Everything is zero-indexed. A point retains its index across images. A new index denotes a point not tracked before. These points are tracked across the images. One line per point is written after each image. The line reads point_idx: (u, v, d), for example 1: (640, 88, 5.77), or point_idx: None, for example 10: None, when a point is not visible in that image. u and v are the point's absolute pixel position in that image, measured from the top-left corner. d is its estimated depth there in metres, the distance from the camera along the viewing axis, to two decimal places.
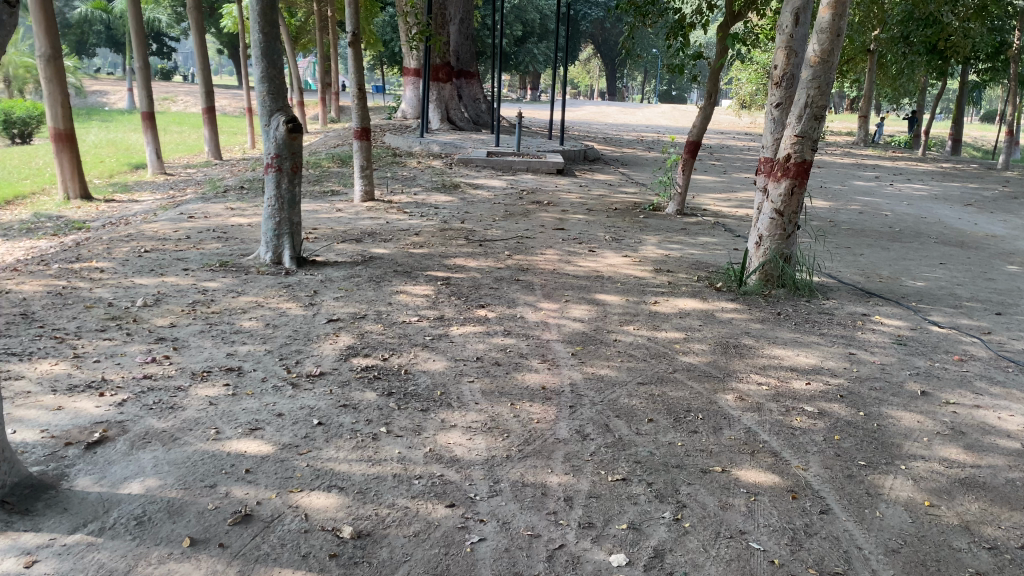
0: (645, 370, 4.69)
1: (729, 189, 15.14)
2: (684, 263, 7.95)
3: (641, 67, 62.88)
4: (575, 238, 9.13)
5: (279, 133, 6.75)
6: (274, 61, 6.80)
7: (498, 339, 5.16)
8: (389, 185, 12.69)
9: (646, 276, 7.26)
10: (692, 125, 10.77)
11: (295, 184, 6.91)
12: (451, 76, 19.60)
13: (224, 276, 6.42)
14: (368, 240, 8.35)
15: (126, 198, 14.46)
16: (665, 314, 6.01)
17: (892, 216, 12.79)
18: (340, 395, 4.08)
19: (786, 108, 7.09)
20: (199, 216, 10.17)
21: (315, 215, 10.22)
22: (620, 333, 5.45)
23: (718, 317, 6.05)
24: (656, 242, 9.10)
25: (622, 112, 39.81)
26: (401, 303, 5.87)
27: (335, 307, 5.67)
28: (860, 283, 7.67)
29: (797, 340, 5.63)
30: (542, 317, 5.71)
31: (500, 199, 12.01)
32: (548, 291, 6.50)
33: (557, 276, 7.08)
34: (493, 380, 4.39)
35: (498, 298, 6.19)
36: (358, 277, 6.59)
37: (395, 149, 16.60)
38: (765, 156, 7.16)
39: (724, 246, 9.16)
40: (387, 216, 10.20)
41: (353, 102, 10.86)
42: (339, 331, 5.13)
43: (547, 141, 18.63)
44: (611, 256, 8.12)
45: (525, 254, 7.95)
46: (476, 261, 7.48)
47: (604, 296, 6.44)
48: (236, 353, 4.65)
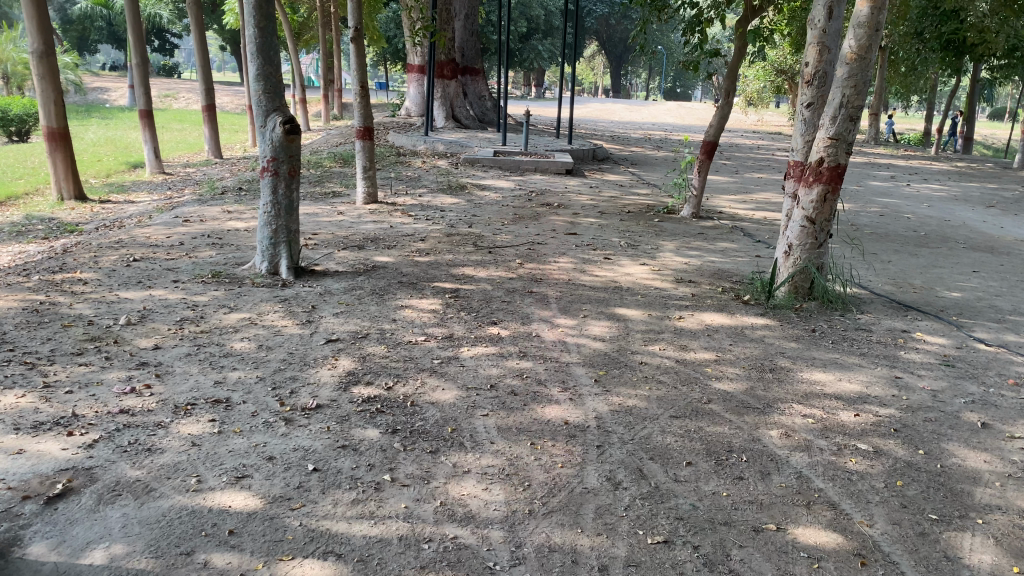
0: (676, 401, 4.24)
1: (744, 190, 14.67)
2: (705, 273, 7.49)
3: (646, 64, 62.35)
4: (589, 244, 8.67)
5: (275, 135, 6.32)
6: (270, 58, 6.35)
7: (512, 362, 4.71)
8: (393, 186, 12.24)
9: (667, 287, 6.81)
10: (709, 124, 10.30)
11: (293, 189, 6.48)
12: (457, 73, 19.10)
13: (216, 288, 5.98)
14: (371, 246, 7.90)
15: (122, 199, 14.03)
16: (690, 331, 5.56)
17: (915, 219, 12.29)
18: (339, 433, 3.65)
19: (818, 109, 6.62)
20: (195, 219, 9.73)
21: (315, 219, 9.77)
22: (645, 354, 5.00)
23: (749, 334, 5.59)
24: (673, 248, 8.64)
25: (628, 109, 39.32)
26: (407, 320, 5.43)
27: (335, 325, 5.22)
28: (894, 293, 7.18)
29: (837, 362, 5.17)
30: (559, 336, 5.26)
31: (508, 201, 11.55)
32: (564, 305, 6.05)
33: (572, 287, 6.63)
34: (510, 413, 3.95)
35: (510, 313, 5.74)
36: (360, 289, 6.15)
37: (399, 148, 16.14)
38: (795, 159, 6.71)
39: (745, 253, 8.70)
40: (390, 220, 9.75)
41: (355, 100, 10.40)
42: (338, 354, 4.69)
43: (555, 140, 18.18)
44: (627, 265, 7.66)
45: (537, 262, 7.50)
46: (486, 270, 7.03)
47: (624, 310, 5.99)
48: (224, 381, 4.22)
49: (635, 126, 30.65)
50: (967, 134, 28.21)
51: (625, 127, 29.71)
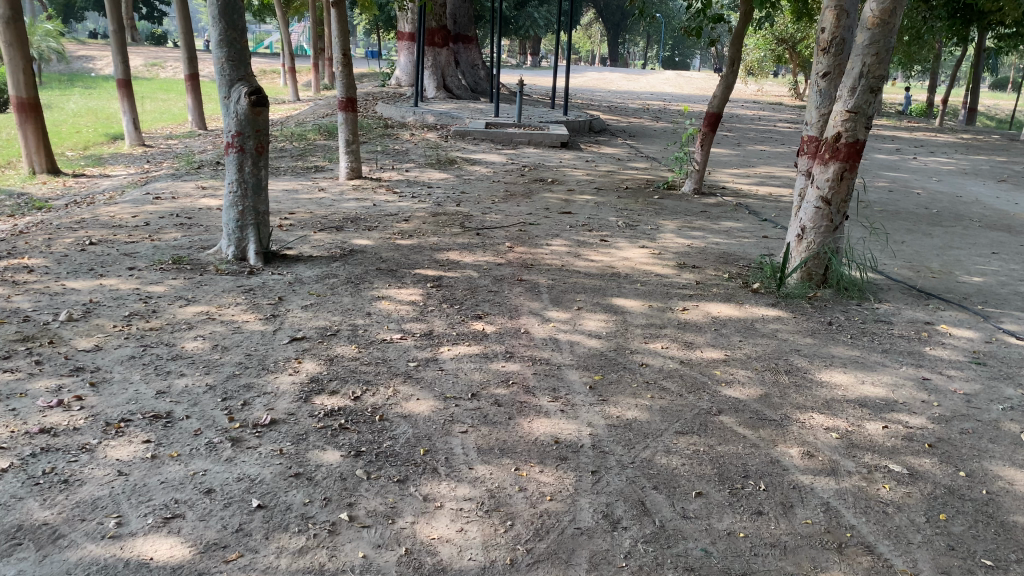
0: (682, 412, 3.74)
1: (745, 164, 14.11)
2: (709, 256, 6.98)
3: (643, 33, 61.28)
4: (585, 224, 8.14)
5: (240, 107, 5.74)
6: (234, 21, 5.75)
7: (498, 365, 4.20)
8: (379, 161, 11.67)
9: (668, 273, 6.29)
10: (712, 95, 9.74)
11: (261, 167, 5.93)
12: (449, 41, 18.42)
13: (174, 276, 5.45)
14: (351, 227, 7.36)
15: (97, 172, 13.43)
16: (695, 326, 5.05)
17: (925, 195, 11.75)
18: (292, 457, 3.14)
19: (835, 79, 6.06)
20: (166, 196, 9.16)
21: (295, 196, 9.21)
22: (647, 354, 4.49)
23: (759, 329, 5.08)
24: (675, 229, 8.12)
25: (624, 79, 38.55)
26: (382, 314, 4.91)
27: (302, 320, 4.70)
28: (913, 278, 6.66)
29: (858, 361, 4.68)
30: (551, 332, 4.75)
31: (500, 176, 10.99)
32: (557, 294, 5.54)
33: (566, 274, 6.11)
34: (493, 429, 3.44)
35: (498, 306, 5.23)
36: (334, 277, 5.63)
37: (387, 119, 15.51)
38: (810, 134, 6.19)
39: (751, 234, 8.19)
40: (374, 198, 9.19)
41: (338, 70, 9.80)
42: (301, 356, 4.17)
43: (549, 111, 17.55)
44: (626, 248, 7.13)
45: (529, 246, 6.98)
46: (473, 254, 6.51)
47: (622, 301, 5.48)
48: (168, 390, 3.70)
49: (632, 96, 29.97)
50: (970, 105, 27.57)
51: (621, 97, 29.04)
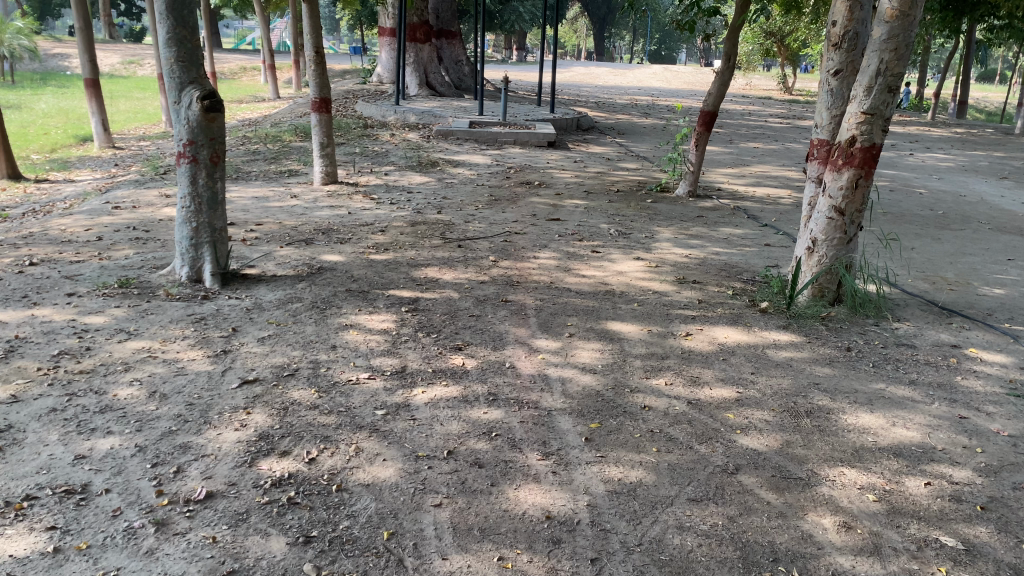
0: (695, 471, 3.20)
1: (740, 162, 13.62)
2: (710, 269, 6.45)
3: (629, 27, 60.72)
4: (575, 232, 7.61)
5: (192, 113, 5.16)
6: (184, 17, 5.15)
7: (480, 411, 3.66)
8: (357, 163, 11.08)
9: (667, 290, 5.77)
10: (708, 93, 9.23)
11: (217, 178, 5.36)
12: (431, 36, 17.81)
13: (117, 303, 4.87)
14: (321, 240, 6.80)
15: (61, 178, 12.76)
16: (701, 357, 4.52)
17: (928, 194, 11.27)
18: (227, 548, 2.59)
19: (848, 77, 5.53)
20: (126, 206, 8.55)
21: (264, 204, 8.62)
22: (649, 393, 3.96)
23: (771, 359, 4.57)
24: (671, 237, 7.60)
25: (609, 73, 38.12)
26: (350, 347, 4.36)
27: (256, 358, 4.14)
28: (929, 291, 6.16)
29: (885, 396, 4.15)
30: (540, 366, 4.21)
31: (484, 179, 10.45)
32: (546, 318, 5.01)
33: (555, 293, 5.57)
34: (472, 500, 2.90)
35: (480, 333, 4.68)
36: (297, 302, 5.07)
37: (367, 119, 14.91)
38: (820, 137, 5.66)
39: (751, 242, 7.68)
40: (349, 205, 8.63)
41: (310, 68, 9.21)
42: (251, 405, 3.61)
43: (536, 108, 17.02)
44: (619, 260, 6.61)
45: (515, 259, 6.45)
46: (453, 271, 5.97)
47: (619, 325, 4.95)
48: (88, 454, 3.13)
49: (619, 91, 29.48)
50: (962, 98, 27.18)
51: (608, 93, 28.55)
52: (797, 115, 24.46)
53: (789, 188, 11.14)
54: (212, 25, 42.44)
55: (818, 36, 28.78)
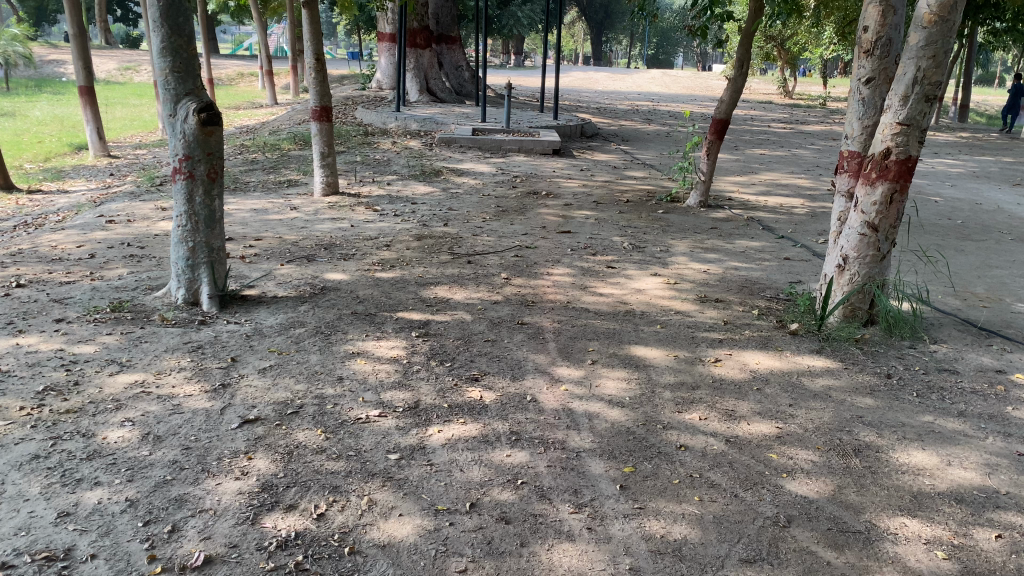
0: (743, 525, 2.91)
1: (749, 169, 13.35)
2: (732, 286, 6.16)
3: (628, 31, 60.57)
4: (587, 246, 7.31)
5: (188, 127, 4.86)
6: (180, 26, 4.85)
7: (503, 453, 3.36)
8: (358, 173, 10.80)
9: (690, 309, 5.48)
10: (721, 100, 8.95)
11: (215, 196, 5.06)
12: (431, 41, 17.53)
13: (109, 329, 4.57)
14: (324, 257, 6.50)
15: (54, 188, 12.45)
16: (733, 386, 4.22)
17: (944, 202, 11.00)
18: None
19: (881, 86, 5.24)
20: (121, 219, 8.25)
21: (264, 216, 8.33)
22: (683, 430, 3.66)
23: (808, 388, 4.28)
24: (687, 251, 7.31)
25: (609, 78, 37.91)
26: (358, 378, 4.05)
27: (257, 393, 3.84)
28: (963, 309, 5.86)
29: (936, 430, 3.86)
30: (564, 400, 3.91)
31: (489, 189, 10.16)
32: (566, 343, 4.71)
33: (573, 313, 5.27)
34: (501, 565, 2.60)
35: (497, 361, 4.38)
36: (301, 327, 4.77)
37: (367, 126, 14.62)
38: (850, 149, 5.38)
39: (770, 255, 7.38)
40: (352, 217, 8.34)
41: (310, 76, 8.91)
42: (254, 449, 3.31)
43: (538, 114, 16.75)
44: (636, 277, 6.31)
45: (528, 276, 6.15)
46: (464, 290, 5.68)
47: (644, 350, 4.65)
48: (74, 510, 2.83)
49: (620, 96, 29.19)
50: (965, 102, 26.98)
51: (610, 98, 28.26)
52: (800, 120, 24.23)
53: (802, 196, 10.86)
54: (208, 30, 42.14)
55: (820, 39, 28.57)
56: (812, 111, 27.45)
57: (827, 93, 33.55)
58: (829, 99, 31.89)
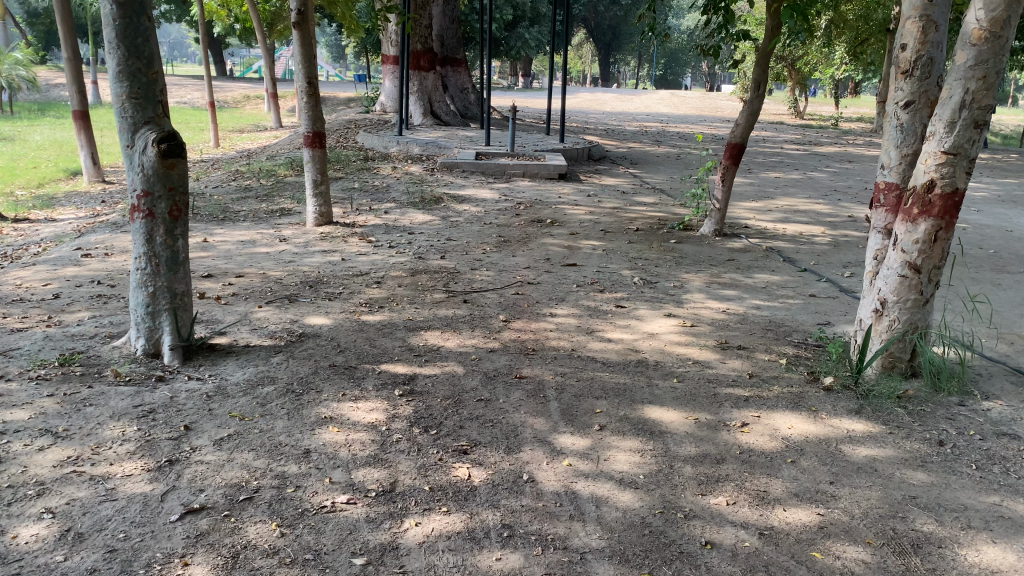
0: None
1: (764, 194, 12.81)
2: (756, 329, 5.60)
3: (635, 52, 60.42)
4: (595, 281, 6.77)
5: (146, 160, 4.35)
6: (138, 48, 4.37)
7: (493, 555, 2.80)
8: (354, 200, 10.30)
9: (709, 358, 4.92)
10: (737, 124, 8.44)
11: (178, 235, 4.54)
12: (435, 63, 17.10)
13: (52, 389, 4.03)
14: (307, 297, 5.97)
15: (42, 216, 12.02)
16: (763, 459, 3.66)
17: (972, 229, 10.41)
18: None
19: (920, 111, 4.69)
20: (98, 253, 7.76)
21: (250, 249, 7.81)
22: (708, 521, 3.11)
23: (850, 460, 3.71)
24: (703, 287, 6.74)
25: (617, 98, 37.56)
26: (327, 452, 3.51)
27: (209, 472, 3.30)
28: (1011, 356, 5.27)
29: (1006, 516, 3.27)
30: (566, 478, 3.36)
31: (492, 216, 9.63)
32: (570, 401, 4.15)
33: (578, 364, 4.72)
34: None
35: (491, 426, 3.83)
36: (271, 384, 4.23)
37: (368, 151, 14.16)
38: (887, 180, 4.83)
39: (793, 291, 6.81)
40: (343, 249, 7.82)
41: (301, 100, 8.43)
42: (192, 551, 2.76)
43: (545, 137, 16.28)
44: (647, 318, 5.74)
45: (529, 318, 5.60)
46: (458, 336, 5.13)
47: (658, 411, 4.09)
48: None
49: (630, 118, 28.71)
50: None
51: (619, 119, 27.88)
52: (813, 141, 23.73)
53: (821, 223, 10.30)
54: (215, 52, 42.04)
55: (831, 59, 28.18)
56: (824, 132, 26.99)
57: (839, 114, 33.09)
58: (841, 119, 31.41)
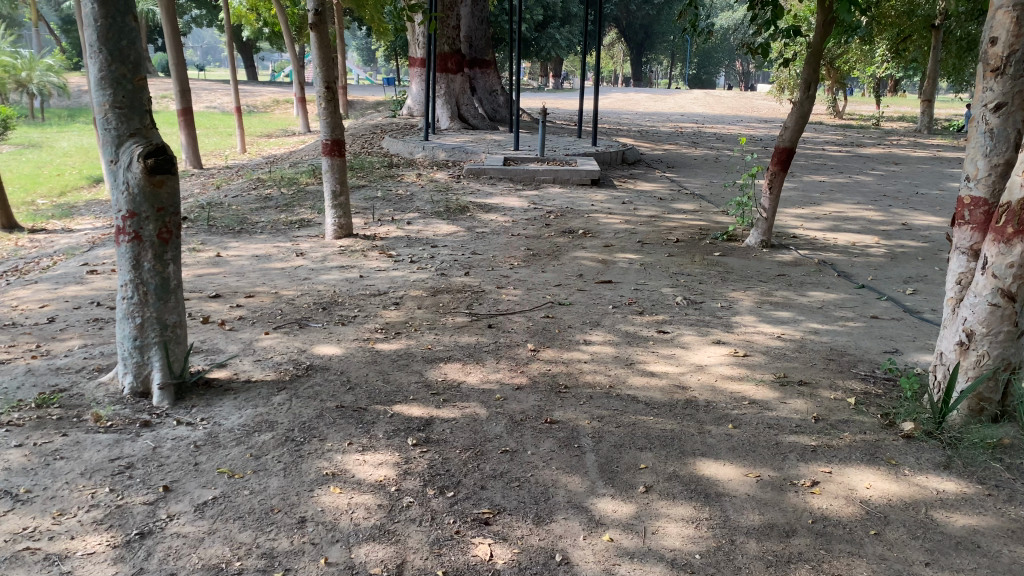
0: None
1: (809, 199, 12.13)
2: (817, 359, 5.00)
3: (668, 51, 59.52)
4: (634, 301, 6.20)
5: (132, 177, 3.88)
6: (123, 51, 3.89)
7: None
8: (377, 210, 9.84)
9: (768, 397, 4.33)
10: (786, 127, 7.86)
11: (168, 261, 4.06)
12: (463, 66, 16.63)
13: (22, 437, 3.56)
14: (319, 321, 5.49)
15: (60, 226, 11.71)
16: (842, 532, 3.07)
17: None
18: None
19: (1015, 113, 4.04)
20: (105, 269, 7.36)
21: (264, 265, 7.36)
22: None
23: (948, 532, 3.11)
24: (752, 308, 6.15)
25: (649, 99, 36.85)
26: (325, 522, 2.99)
27: (185, 548, 2.80)
28: None
29: None
30: (607, 562, 2.81)
31: (520, 227, 9.10)
32: (610, 453, 3.60)
33: (618, 404, 4.16)
34: None
35: (518, 486, 3.28)
36: (270, 430, 3.72)
37: (394, 157, 13.71)
38: (974, 194, 4.19)
39: (852, 312, 6.18)
40: (362, 265, 7.34)
41: (319, 106, 7.96)
42: None
43: (577, 140, 15.70)
44: (694, 346, 5.17)
45: (561, 347, 5.04)
46: (482, 369, 4.59)
47: (713, 466, 3.53)
48: None
49: (662, 119, 28.04)
50: None
51: (651, 120, 27.28)
52: (854, 142, 22.89)
53: (873, 232, 9.62)
54: (245, 56, 42.07)
55: (872, 57, 27.27)
56: (865, 132, 26.09)
57: (880, 113, 32.06)
58: (882, 118, 30.43)
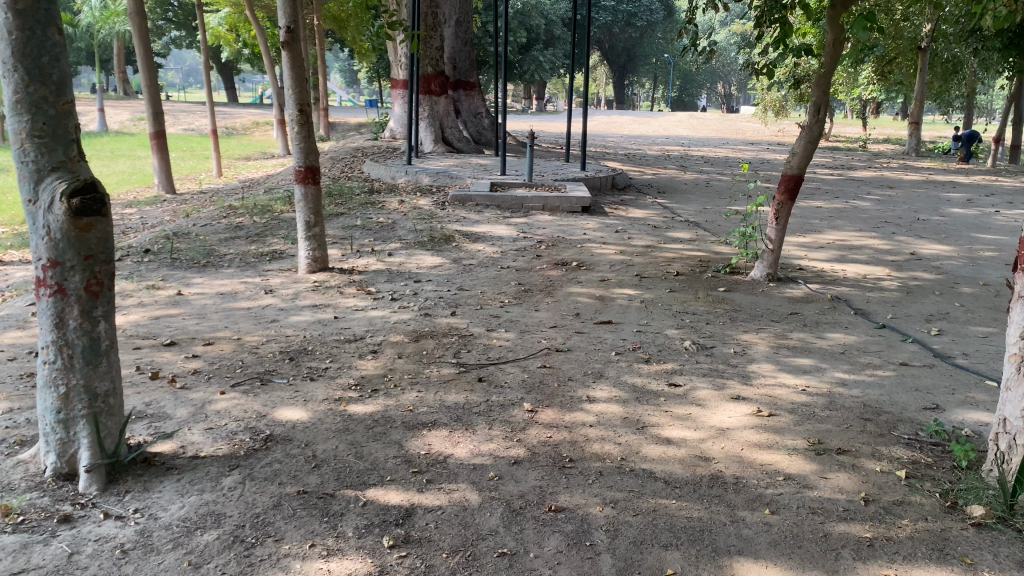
0: None
1: (809, 226, 11.61)
2: (852, 419, 4.40)
3: (651, 74, 59.51)
4: (639, 347, 5.59)
5: (54, 219, 3.23)
6: (45, 70, 3.26)
7: None
8: (355, 240, 9.21)
9: (806, 471, 3.71)
10: (794, 153, 7.32)
11: (99, 317, 3.40)
12: (446, 87, 16.09)
13: None
14: (285, 375, 4.82)
15: (17, 257, 10.99)
16: None
17: None
18: None
19: None
20: None
21: (229, 304, 6.71)
22: None
23: None
24: (769, 354, 5.55)
25: (634, 121, 36.52)
26: None
27: None
28: None
29: None
30: None
31: (510, 258, 8.49)
32: (629, 554, 2.97)
33: (634, 484, 3.53)
34: None
35: None
36: (214, 527, 3.06)
37: (375, 182, 13.10)
38: None
39: (879, 358, 5.60)
40: (337, 303, 6.71)
41: (291, 129, 7.33)
42: None
43: (565, 164, 15.15)
44: (712, 404, 4.55)
45: (561, 406, 4.41)
46: (472, 437, 3.95)
47: (754, 571, 2.91)
48: None
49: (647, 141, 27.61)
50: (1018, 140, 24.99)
51: (636, 142, 26.87)
52: (844, 164, 22.47)
53: (882, 263, 9.09)
54: (227, 78, 41.47)
55: (858, 79, 27.03)
56: (854, 155, 25.75)
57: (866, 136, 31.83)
58: (868, 140, 30.14)
